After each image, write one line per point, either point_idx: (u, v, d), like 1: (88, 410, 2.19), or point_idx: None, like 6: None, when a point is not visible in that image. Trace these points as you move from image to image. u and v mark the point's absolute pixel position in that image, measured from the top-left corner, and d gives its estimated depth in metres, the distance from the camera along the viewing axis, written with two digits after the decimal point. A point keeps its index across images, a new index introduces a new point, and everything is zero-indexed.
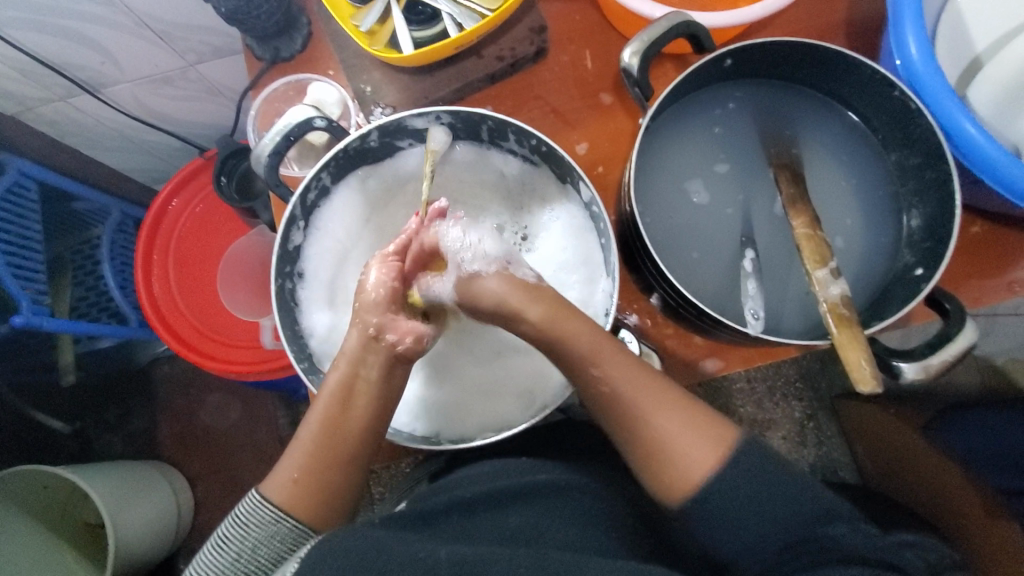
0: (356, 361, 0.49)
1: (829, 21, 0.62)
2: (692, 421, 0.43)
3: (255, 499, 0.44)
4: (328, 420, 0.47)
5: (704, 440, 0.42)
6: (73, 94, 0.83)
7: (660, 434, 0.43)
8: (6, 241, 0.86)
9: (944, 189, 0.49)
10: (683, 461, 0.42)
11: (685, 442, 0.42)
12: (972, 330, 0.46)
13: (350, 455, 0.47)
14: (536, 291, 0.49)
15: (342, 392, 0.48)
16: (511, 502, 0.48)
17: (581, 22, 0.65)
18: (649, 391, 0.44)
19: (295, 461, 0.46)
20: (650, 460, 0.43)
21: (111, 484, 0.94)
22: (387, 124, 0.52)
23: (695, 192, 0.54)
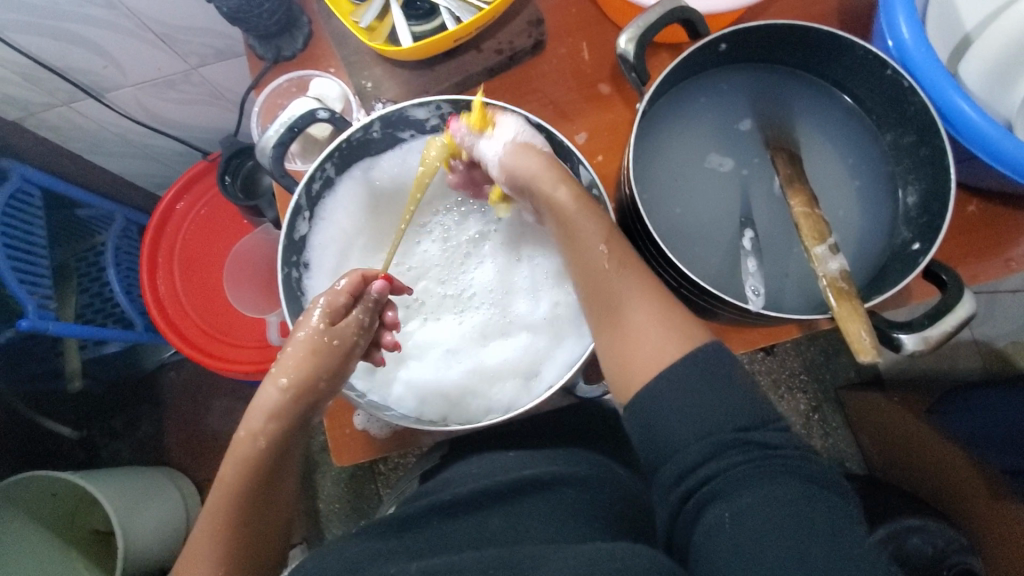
0: (271, 419, 0.48)
1: (820, 9, 0.64)
2: (671, 322, 0.42)
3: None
4: (255, 506, 0.47)
5: (673, 335, 0.41)
6: (77, 99, 0.84)
7: (634, 324, 0.42)
8: (11, 247, 0.87)
9: (938, 165, 0.50)
10: (640, 349, 0.41)
11: (656, 337, 0.41)
12: (971, 300, 0.46)
13: (265, 513, 0.48)
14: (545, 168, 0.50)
15: (269, 473, 0.48)
16: (490, 502, 0.49)
17: (576, 15, 0.66)
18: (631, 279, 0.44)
19: (216, 547, 0.45)
20: (616, 338, 0.43)
21: (118, 489, 0.95)
22: (389, 114, 0.52)
23: (721, 163, 0.55)
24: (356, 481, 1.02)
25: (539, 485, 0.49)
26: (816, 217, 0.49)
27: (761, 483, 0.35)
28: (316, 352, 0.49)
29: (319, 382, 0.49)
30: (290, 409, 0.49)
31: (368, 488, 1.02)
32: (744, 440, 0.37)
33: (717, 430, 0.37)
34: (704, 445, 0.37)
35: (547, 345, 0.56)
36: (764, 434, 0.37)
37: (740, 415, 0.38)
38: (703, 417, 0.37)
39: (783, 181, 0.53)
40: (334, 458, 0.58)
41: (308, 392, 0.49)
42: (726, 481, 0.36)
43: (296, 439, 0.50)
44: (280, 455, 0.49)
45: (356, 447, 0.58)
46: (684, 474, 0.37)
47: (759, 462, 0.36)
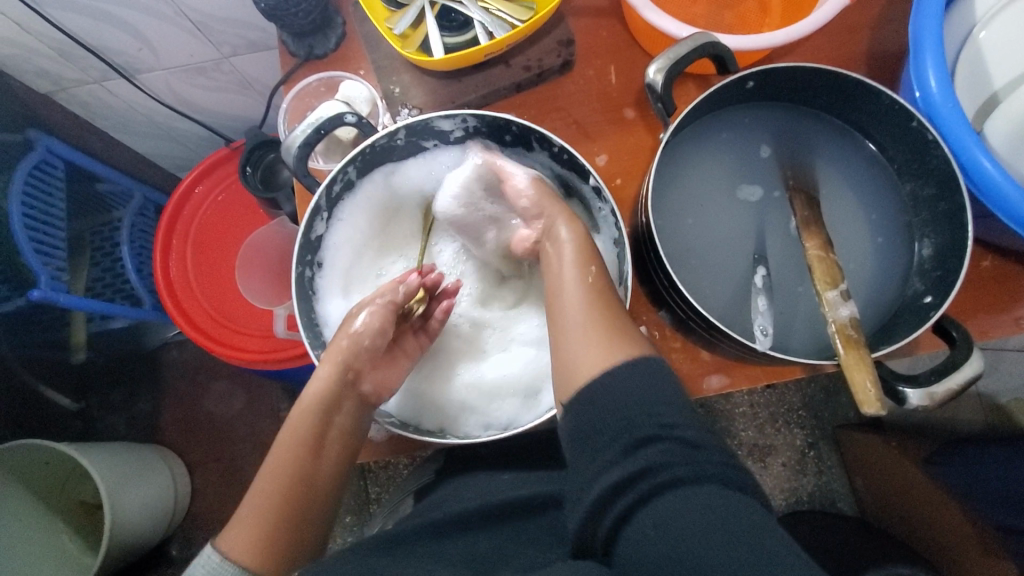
0: (319, 391, 0.50)
1: (850, 53, 0.64)
2: (606, 329, 0.45)
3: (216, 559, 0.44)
4: (299, 465, 0.48)
5: (608, 343, 0.44)
6: (109, 77, 0.85)
7: (569, 324, 0.46)
8: (30, 216, 0.88)
9: (957, 220, 0.50)
10: (575, 365, 0.44)
11: (583, 352, 0.44)
12: (978, 360, 0.46)
13: (306, 506, 0.48)
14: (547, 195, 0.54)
15: (312, 438, 0.49)
16: (488, 520, 0.49)
17: (607, 38, 0.67)
18: (591, 298, 0.47)
19: (259, 507, 0.46)
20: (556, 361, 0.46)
21: (112, 463, 0.96)
22: (414, 123, 0.53)
23: (749, 192, 0.56)
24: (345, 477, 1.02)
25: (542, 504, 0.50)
26: (829, 257, 0.50)
27: (685, 494, 0.35)
28: (332, 357, 0.51)
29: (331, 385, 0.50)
30: (313, 410, 0.50)
31: (357, 485, 1.02)
32: (659, 438, 0.37)
33: (638, 425, 0.38)
34: (623, 440, 0.38)
35: (551, 364, 0.57)
36: (682, 433, 0.38)
37: (671, 411, 0.39)
38: (643, 402, 0.39)
39: (801, 220, 0.53)
40: None
41: (326, 398, 0.50)
42: (654, 489, 0.36)
43: (344, 407, 0.51)
44: (313, 447, 0.49)
45: None
46: (608, 485, 0.37)
47: (673, 466, 0.36)
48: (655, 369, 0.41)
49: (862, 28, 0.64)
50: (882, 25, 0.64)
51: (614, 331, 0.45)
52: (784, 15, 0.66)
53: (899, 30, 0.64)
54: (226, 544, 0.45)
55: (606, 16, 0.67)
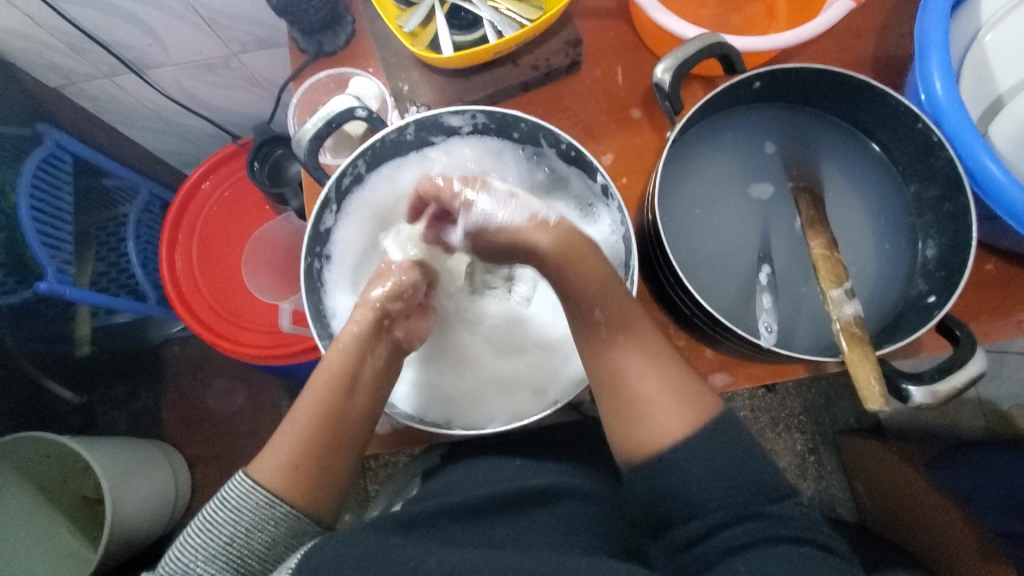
0: (351, 339, 0.51)
1: (855, 56, 0.65)
2: (673, 383, 0.45)
3: (246, 483, 0.45)
4: (331, 406, 0.49)
5: (681, 400, 0.44)
6: (119, 72, 0.86)
7: (649, 393, 0.45)
8: (38, 209, 0.89)
9: (960, 221, 0.50)
10: (651, 423, 0.44)
11: (665, 412, 0.44)
12: (982, 358, 0.47)
13: (326, 467, 0.48)
14: (569, 244, 0.49)
15: (345, 379, 0.50)
16: (501, 509, 0.50)
17: (615, 39, 0.67)
18: (658, 367, 0.46)
19: (289, 447, 0.47)
20: (622, 416, 0.45)
21: (113, 458, 0.96)
22: (424, 119, 0.54)
23: (759, 190, 0.56)
24: None
25: (546, 498, 0.51)
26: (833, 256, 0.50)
27: (774, 553, 0.38)
28: (347, 346, 0.51)
29: (353, 358, 0.51)
30: (340, 376, 0.50)
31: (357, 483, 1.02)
32: (755, 514, 0.40)
33: (730, 502, 0.40)
34: (710, 517, 0.40)
35: (556, 360, 0.57)
36: (775, 507, 0.40)
37: (754, 488, 0.41)
38: (716, 494, 0.40)
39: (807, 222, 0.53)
40: None
41: (349, 370, 0.50)
42: (741, 547, 0.39)
43: (378, 352, 0.52)
44: (340, 411, 0.49)
45: None
46: (694, 538, 0.40)
47: (768, 537, 0.39)
48: (727, 440, 0.42)
49: (868, 32, 0.65)
50: (887, 29, 0.65)
51: (686, 386, 0.45)
52: (791, 18, 0.66)
53: (904, 34, 0.65)
54: (257, 470, 0.46)
55: (613, 18, 0.68)
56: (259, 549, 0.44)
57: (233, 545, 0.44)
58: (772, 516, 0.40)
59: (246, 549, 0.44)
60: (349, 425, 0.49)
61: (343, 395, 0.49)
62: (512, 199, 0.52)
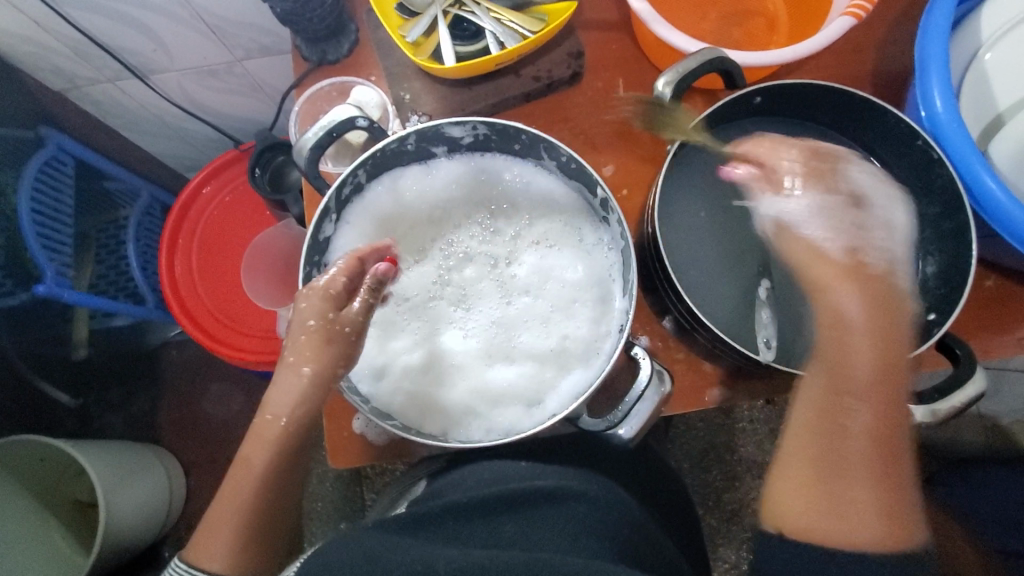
0: (294, 405, 0.49)
1: (856, 72, 0.65)
2: (886, 488, 0.42)
3: (182, 571, 0.48)
4: (268, 486, 0.50)
5: (879, 511, 0.41)
6: (122, 77, 0.87)
7: (849, 492, 0.42)
8: (39, 212, 0.89)
9: (961, 238, 0.50)
10: (843, 519, 0.42)
11: (861, 513, 0.41)
12: (982, 379, 0.47)
13: (265, 536, 0.50)
14: (878, 329, 0.43)
15: (285, 462, 0.50)
16: (505, 509, 0.49)
17: (617, 51, 0.68)
18: (871, 471, 0.42)
19: (233, 533, 0.49)
20: (813, 499, 0.43)
21: (108, 462, 0.95)
22: (425, 129, 0.54)
23: None
24: (338, 482, 1.02)
25: (546, 499, 0.49)
26: (881, 273, 0.45)
27: None
28: (293, 384, 0.48)
29: (284, 425, 0.49)
30: (273, 444, 0.49)
31: (353, 491, 1.02)
32: None
33: None
34: None
35: (552, 374, 0.55)
36: None
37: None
38: None
39: (854, 238, 0.46)
40: (328, 458, 0.58)
41: (278, 433, 0.49)
42: None
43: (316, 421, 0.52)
44: (275, 487, 0.50)
45: (352, 450, 0.58)
46: None
47: None
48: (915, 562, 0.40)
49: (869, 48, 0.65)
50: (888, 46, 0.65)
51: (897, 498, 0.42)
52: (792, 35, 0.67)
53: (906, 51, 0.65)
54: (192, 555, 0.49)
55: (616, 30, 0.68)
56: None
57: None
58: None
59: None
60: (286, 484, 0.51)
61: (277, 462, 0.50)
62: (811, 203, 0.47)
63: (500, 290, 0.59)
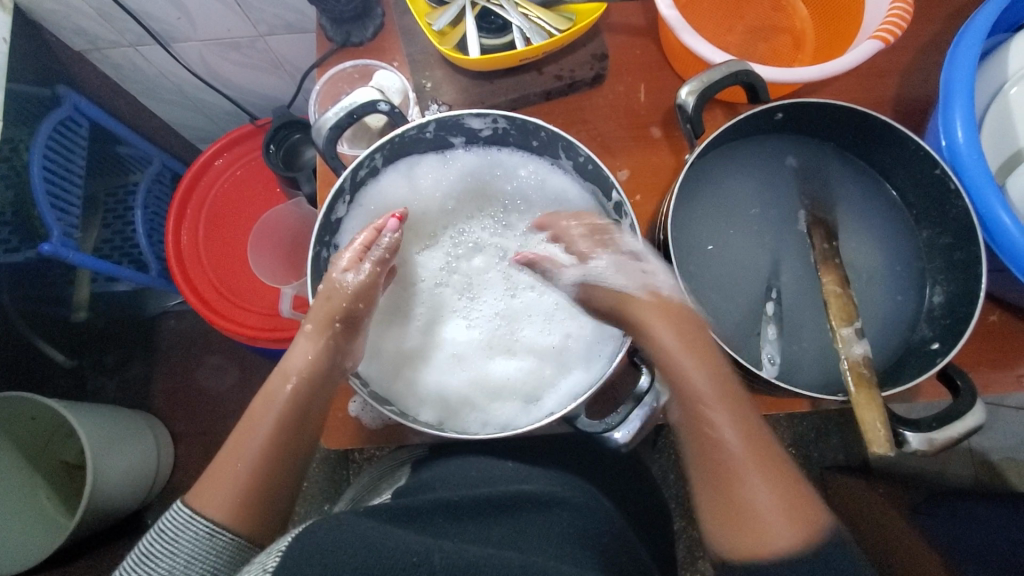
0: (310, 362, 0.53)
1: (878, 97, 0.65)
2: (790, 494, 0.41)
3: (184, 513, 0.45)
4: (280, 442, 0.49)
5: (798, 515, 0.40)
6: (144, 43, 0.86)
7: (754, 498, 0.41)
8: (50, 171, 0.89)
9: (971, 270, 0.50)
10: (762, 521, 0.40)
11: (776, 511, 0.40)
12: (981, 412, 0.46)
13: (269, 493, 0.47)
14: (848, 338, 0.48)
15: (298, 415, 0.51)
16: (494, 511, 0.48)
17: (640, 57, 0.68)
18: (772, 468, 0.42)
19: (238, 487, 0.46)
20: (726, 508, 0.42)
21: (100, 426, 0.95)
22: (445, 118, 0.53)
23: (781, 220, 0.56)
24: (327, 465, 1.02)
25: (536, 503, 0.48)
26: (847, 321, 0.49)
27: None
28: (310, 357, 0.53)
29: (295, 380, 0.51)
30: (283, 405, 0.50)
31: (339, 474, 1.02)
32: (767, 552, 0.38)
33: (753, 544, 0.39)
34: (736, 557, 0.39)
35: (551, 371, 0.56)
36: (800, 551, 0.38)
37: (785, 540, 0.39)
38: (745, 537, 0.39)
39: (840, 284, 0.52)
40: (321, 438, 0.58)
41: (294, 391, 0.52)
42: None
43: (329, 380, 0.53)
44: (283, 445, 0.49)
45: (343, 433, 0.58)
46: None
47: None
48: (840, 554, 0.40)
49: (892, 73, 0.65)
50: (912, 73, 0.65)
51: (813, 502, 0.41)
52: (817, 53, 0.67)
53: (929, 80, 0.65)
54: (194, 504, 0.45)
55: (641, 35, 0.68)
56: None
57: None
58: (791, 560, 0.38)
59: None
60: (294, 444, 0.50)
61: (288, 415, 0.50)
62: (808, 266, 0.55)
63: (505, 282, 0.60)
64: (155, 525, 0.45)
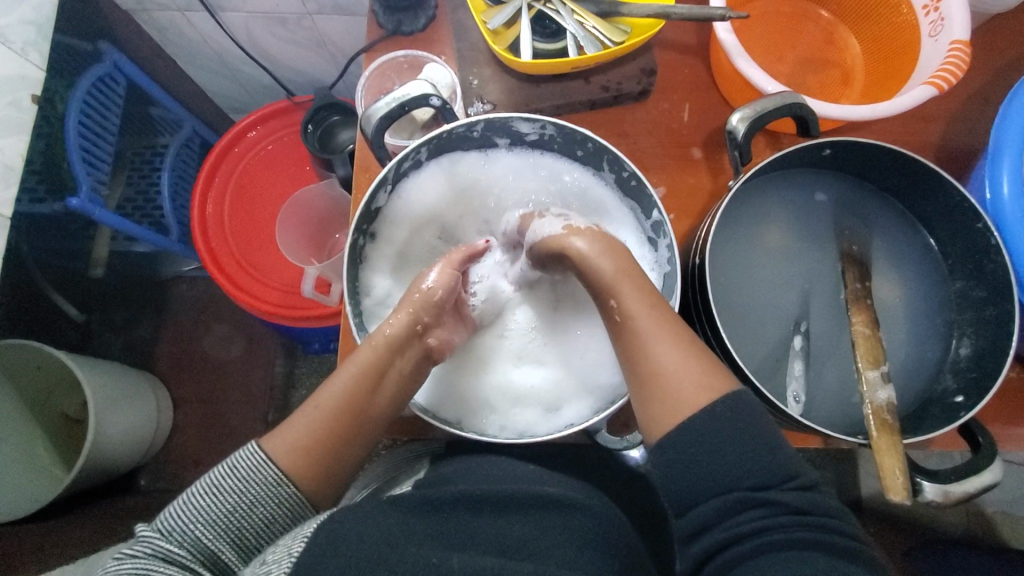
0: (394, 331, 0.51)
1: (922, 141, 0.65)
2: (694, 355, 0.43)
3: (259, 457, 0.45)
4: (354, 401, 0.48)
5: (695, 375, 0.42)
6: (192, 9, 0.87)
7: (661, 364, 0.43)
8: (84, 125, 0.89)
9: (1003, 327, 0.51)
10: (680, 391, 0.41)
11: (686, 377, 0.42)
12: (998, 469, 0.47)
13: (334, 460, 0.47)
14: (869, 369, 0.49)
15: (376, 375, 0.49)
16: (512, 510, 0.47)
17: (688, 76, 0.67)
18: (676, 335, 0.43)
19: (308, 432, 0.47)
20: (647, 392, 0.43)
21: (105, 384, 0.96)
22: (494, 119, 0.54)
23: (818, 260, 0.56)
24: None
25: (557, 505, 0.47)
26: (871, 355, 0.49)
27: (779, 556, 0.36)
28: (402, 325, 0.51)
29: (379, 342, 0.50)
30: (365, 359, 0.49)
31: None
32: (755, 502, 0.38)
33: (733, 489, 0.38)
34: (716, 501, 0.38)
35: (574, 382, 0.56)
36: (789, 496, 0.38)
37: (762, 473, 0.39)
38: (720, 474, 0.39)
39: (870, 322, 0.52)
40: None
41: (382, 367, 0.50)
42: (752, 553, 0.36)
43: (409, 354, 0.51)
44: (358, 403, 0.48)
45: None
46: (701, 535, 0.39)
47: (790, 534, 0.37)
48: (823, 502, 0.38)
49: (939, 119, 0.65)
50: (958, 121, 0.65)
51: (707, 364, 0.42)
52: (865, 92, 0.67)
53: (975, 130, 0.65)
54: (268, 445, 0.46)
55: (691, 55, 0.68)
56: (257, 526, 0.44)
57: (233, 517, 0.44)
58: (775, 505, 0.38)
59: (245, 522, 0.44)
60: (371, 420, 0.49)
61: (371, 390, 0.49)
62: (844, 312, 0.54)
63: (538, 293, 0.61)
64: (236, 452, 0.46)
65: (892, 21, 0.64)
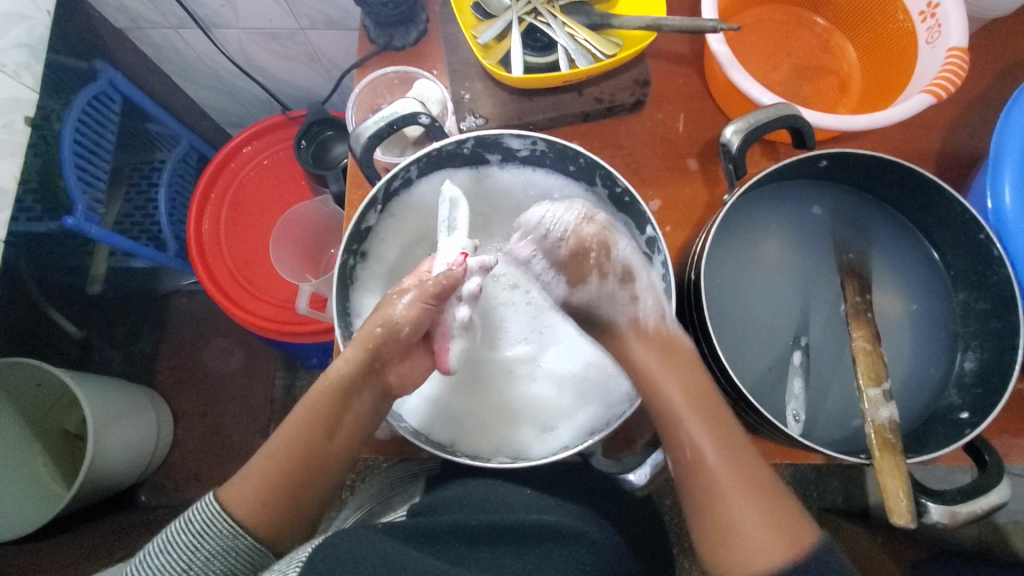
0: (345, 368, 0.49)
1: (922, 147, 0.64)
2: (767, 505, 0.41)
3: (212, 509, 0.44)
4: (310, 440, 0.48)
5: (767, 527, 0.40)
6: (185, 26, 0.87)
7: (734, 517, 0.41)
8: (80, 143, 0.89)
9: (1008, 340, 0.49)
10: (750, 545, 0.39)
11: (754, 529, 0.40)
12: (1006, 489, 0.45)
13: (296, 499, 0.47)
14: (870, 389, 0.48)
15: (331, 413, 0.49)
16: (506, 540, 0.46)
17: (682, 86, 0.67)
18: (742, 479, 0.42)
19: (263, 476, 0.46)
20: (711, 535, 0.41)
21: (104, 402, 0.95)
22: (485, 136, 0.53)
23: (815, 272, 0.55)
24: None
25: (553, 536, 0.47)
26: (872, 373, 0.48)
27: None
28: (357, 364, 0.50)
29: (331, 383, 0.49)
30: (316, 401, 0.49)
31: None
32: None
33: None
34: None
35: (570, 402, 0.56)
36: None
37: None
38: None
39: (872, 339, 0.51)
40: None
41: (337, 405, 0.49)
42: None
43: (365, 390, 0.50)
44: (315, 444, 0.48)
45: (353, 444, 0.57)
46: None
47: None
48: None
49: (938, 125, 0.64)
50: (958, 127, 0.64)
51: (784, 516, 0.40)
52: (863, 99, 0.66)
53: (976, 136, 0.64)
54: (223, 496, 0.45)
55: (686, 65, 0.67)
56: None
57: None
58: None
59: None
60: (325, 462, 0.48)
61: (327, 428, 0.49)
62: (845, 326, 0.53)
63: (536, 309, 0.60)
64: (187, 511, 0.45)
65: (889, 28, 0.63)
